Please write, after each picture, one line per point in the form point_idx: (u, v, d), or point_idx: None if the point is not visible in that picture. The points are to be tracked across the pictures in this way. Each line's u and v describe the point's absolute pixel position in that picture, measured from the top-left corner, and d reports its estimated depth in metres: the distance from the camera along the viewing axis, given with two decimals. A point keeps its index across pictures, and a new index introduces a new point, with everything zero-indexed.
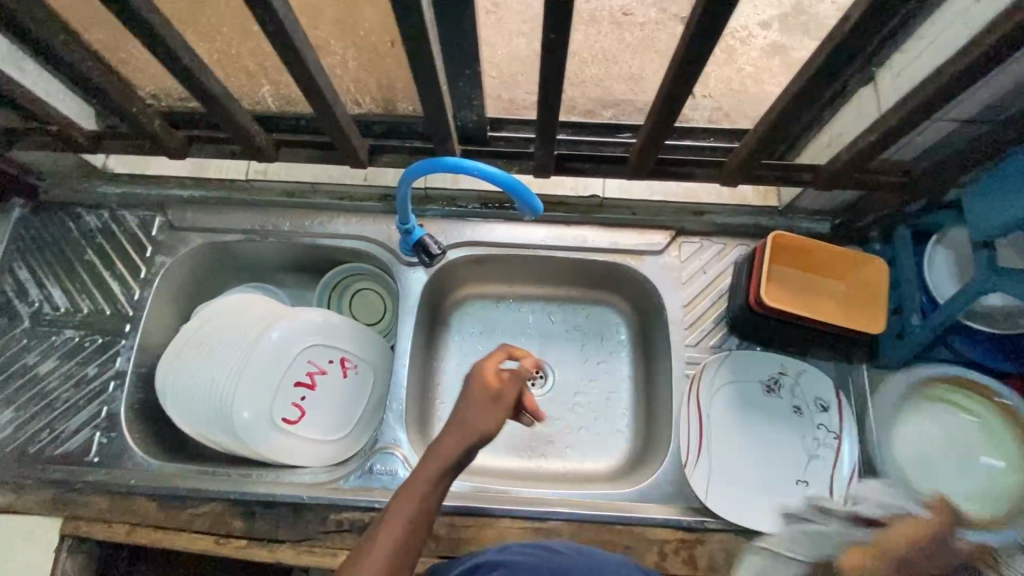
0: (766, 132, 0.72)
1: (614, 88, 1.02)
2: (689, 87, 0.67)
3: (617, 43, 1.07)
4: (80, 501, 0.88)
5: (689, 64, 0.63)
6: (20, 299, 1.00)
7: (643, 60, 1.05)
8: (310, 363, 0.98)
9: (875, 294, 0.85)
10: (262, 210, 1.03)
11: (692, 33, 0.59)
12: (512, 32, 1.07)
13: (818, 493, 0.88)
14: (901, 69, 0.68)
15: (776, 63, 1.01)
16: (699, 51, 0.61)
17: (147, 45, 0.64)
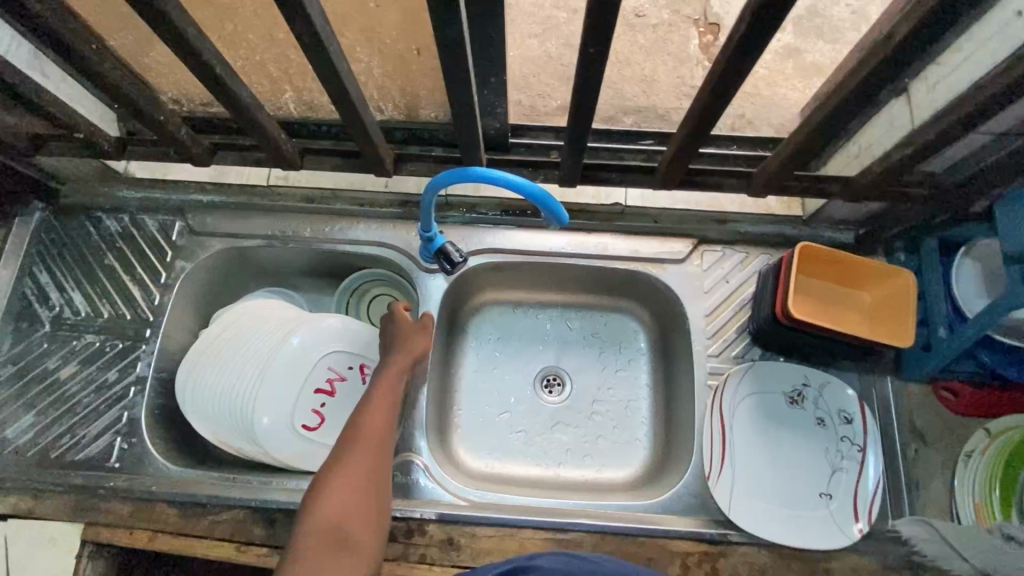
0: (798, 146, 0.71)
1: (626, 88, 1.09)
2: (725, 102, 0.66)
3: (631, 44, 1.13)
4: (102, 507, 0.89)
5: (727, 81, 0.62)
6: (41, 303, 1.00)
7: (656, 60, 1.12)
8: (330, 370, 0.97)
9: (903, 308, 0.83)
10: (282, 214, 1.03)
11: (733, 48, 0.58)
12: (524, 33, 1.15)
13: (842, 507, 0.87)
14: (937, 82, 0.67)
15: (787, 64, 1.07)
16: (736, 68, 0.60)
17: (179, 56, 0.63)
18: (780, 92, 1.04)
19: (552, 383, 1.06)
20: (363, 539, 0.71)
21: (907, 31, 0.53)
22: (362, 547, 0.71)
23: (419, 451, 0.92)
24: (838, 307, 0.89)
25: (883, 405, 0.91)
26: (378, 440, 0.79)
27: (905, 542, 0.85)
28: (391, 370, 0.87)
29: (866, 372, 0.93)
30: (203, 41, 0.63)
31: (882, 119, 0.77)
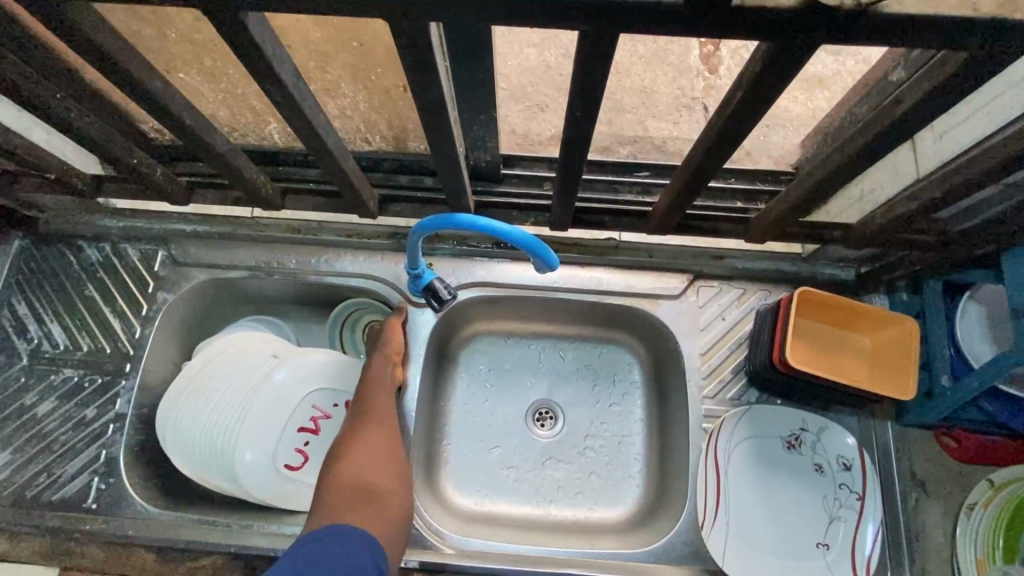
0: (798, 198, 0.68)
1: (625, 99, 1.05)
2: (721, 161, 0.63)
3: (630, 55, 1.09)
4: (77, 551, 0.86)
5: (722, 143, 0.60)
6: (18, 335, 0.98)
7: (655, 71, 1.08)
8: (314, 408, 0.95)
9: (907, 358, 0.80)
10: (267, 245, 1.00)
11: (726, 110, 0.55)
12: (522, 42, 1.10)
13: (839, 558, 0.84)
14: (943, 133, 0.65)
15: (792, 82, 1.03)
16: (731, 130, 0.57)
17: (150, 107, 0.60)
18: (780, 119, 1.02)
19: (544, 417, 1.03)
20: (385, 497, 0.74)
21: (913, 101, 0.50)
22: (387, 500, 0.74)
23: None
24: (837, 353, 0.86)
25: (882, 451, 0.89)
26: (383, 419, 0.84)
27: None
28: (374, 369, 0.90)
29: (866, 417, 0.91)
30: (174, 91, 0.61)
31: (886, 164, 0.74)
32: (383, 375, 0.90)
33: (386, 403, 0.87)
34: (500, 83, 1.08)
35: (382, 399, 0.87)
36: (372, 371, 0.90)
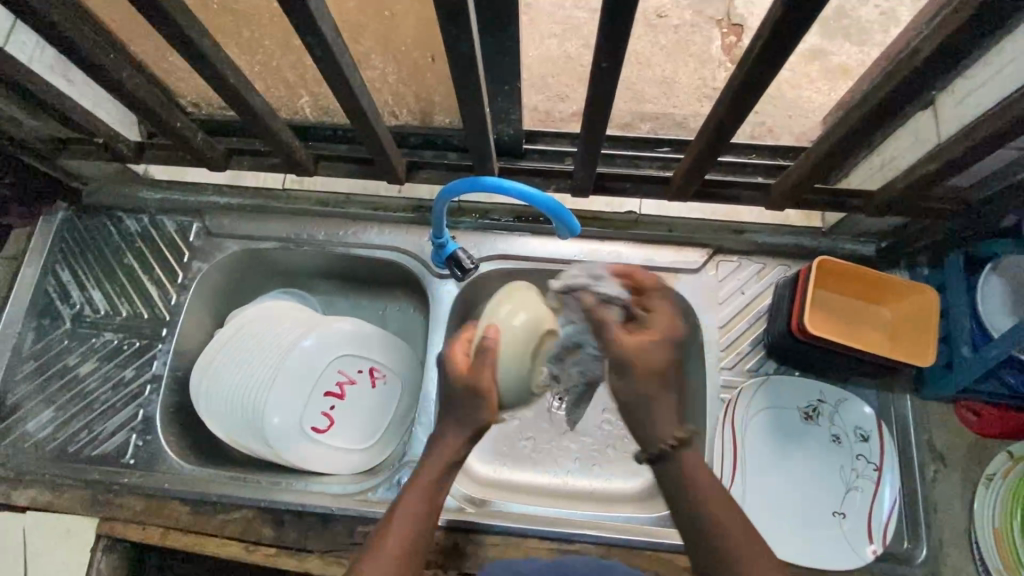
0: (819, 160, 0.69)
1: (647, 93, 1.06)
2: (741, 118, 0.65)
3: (652, 46, 1.11)
4: (116, 503, 0.91)
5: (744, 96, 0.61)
6: (62, 300, 1.03)
7: (677, 62, 1.10)
8: (340, 373, 0.98)
9: (925, 327, 0.81)
10: (297, 217, 1.04)
11: (746, 64, 0.58)
12: (545, 34, 1.13)
13: (855, 527, 0.85)
14: (965, 95, 0.65)
15: (816, 71, 1.05)
16: (750, 83, 0.59)
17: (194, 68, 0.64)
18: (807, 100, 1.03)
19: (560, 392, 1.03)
20: None
21: None
22: None
23: (425, 456, 0.92)
24: (858, 322, 0.87)
25: (901, 424, 0.89)
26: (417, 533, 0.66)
27: (921, 565, 0.82)
28: (434, 460, 0.70)
29: (886, 390, 0.91)
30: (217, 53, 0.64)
31: (907, 130, 0.75)
32: (446, 467, 0.70)
33: (435, 505, 0.69)
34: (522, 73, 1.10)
35: (425, 505, 0.68)
36: (435, 456, 0.70)
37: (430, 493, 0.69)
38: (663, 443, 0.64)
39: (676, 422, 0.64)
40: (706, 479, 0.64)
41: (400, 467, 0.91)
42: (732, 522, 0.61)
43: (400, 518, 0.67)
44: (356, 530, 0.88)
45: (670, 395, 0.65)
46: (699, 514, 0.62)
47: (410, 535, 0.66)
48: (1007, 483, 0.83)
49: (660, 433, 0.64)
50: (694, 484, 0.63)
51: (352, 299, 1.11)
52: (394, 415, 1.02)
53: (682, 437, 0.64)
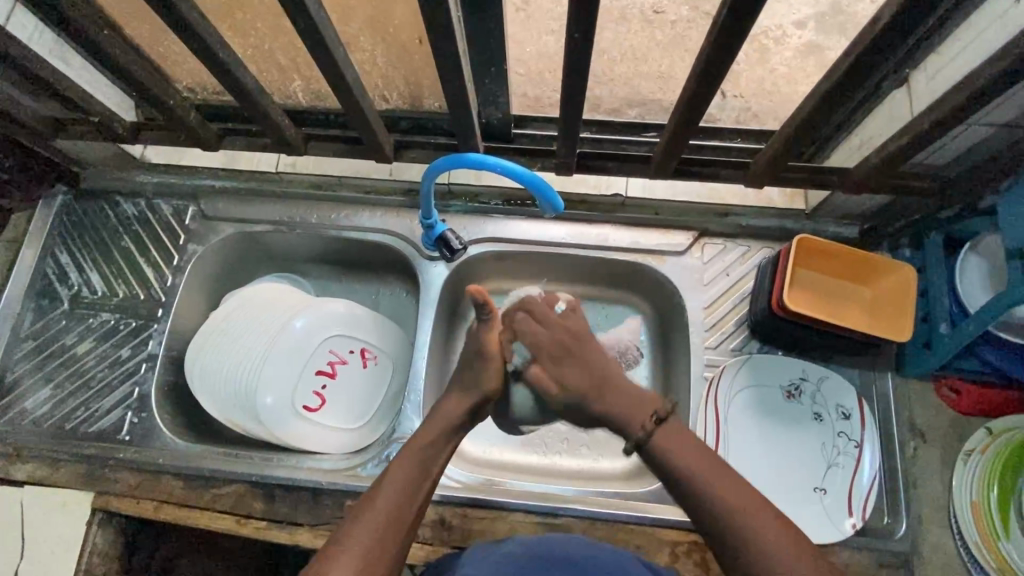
0: (798, 126, 0.73)
1: (643, 88, 1.06)
2: (714, 88, 0.70)
3: (648, 41, 1.08)
4: (112, 477, 0.93)
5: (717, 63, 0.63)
6: (60, 282, 1.05)
7: (674, 58, 1.07)
8: (332, 353, 1.00)
9: (903, 302, 0.83)
10: (290, 201, 1.06)
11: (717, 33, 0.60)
12: (541, 30, 1.08)
13: (836, 502, 0.86)
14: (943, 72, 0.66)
15: (811, 64, 1.06)
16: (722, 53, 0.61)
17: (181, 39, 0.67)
18: (799, 89, 1.04)
19: None
20: None
21: None
22: None
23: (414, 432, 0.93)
24: (839, 301, 0.89)
25: (882, 402, 0.90)
26: (417, 483, 0.70)
27: (899, 539, 0.84)
28: (432, 429, 0.75)
29: (868, 368, 0.92)
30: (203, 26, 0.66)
31: (884, 108, 0.78)
32: (446, 431, 0.75)
33: (437, 463, 0.73)
34: (516, 69, 1.07)
35: (427, 461, 0.72)
36: (435, 419, 0.76)
37: (430, 452, 0.73)
38: (637, 433, 0.70)
39: (645, 404, 0.72)
40: (684, 443, 0.68)
41: (389, 443, 0.93)
42: (701, 464, 0.66)
43: (402, 467, 0.71)
44: (345, 504, 0.90)
45: (618, 385, 0.74)
46: (671, 468, 0.67)
47: (406, 484, 0.69)
48: (984, 461, 0.84)
49: (632, 425, 0.71)
50: (667, 442, 0.69)
51: (345, 283, 1.12)
52: (385, 396, 1.03)
53: (659, 410, 0.70)
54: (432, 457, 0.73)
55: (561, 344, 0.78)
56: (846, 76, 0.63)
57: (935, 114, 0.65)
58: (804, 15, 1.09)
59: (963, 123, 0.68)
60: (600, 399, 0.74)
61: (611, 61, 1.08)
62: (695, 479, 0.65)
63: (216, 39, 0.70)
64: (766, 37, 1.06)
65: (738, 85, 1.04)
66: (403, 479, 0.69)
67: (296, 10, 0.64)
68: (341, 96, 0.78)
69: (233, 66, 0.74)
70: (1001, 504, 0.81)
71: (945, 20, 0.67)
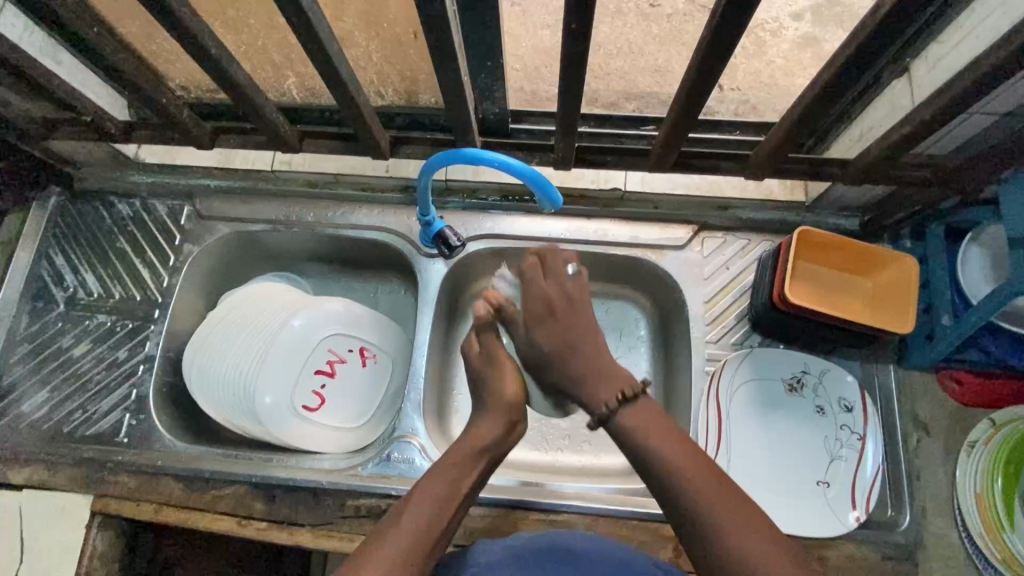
0: (798, 116, 0.72)
1: (639, 81, 1.05)
2: (711, 82, 0.70)
3: (644, 35, 1.09)
4: (110, 480, 0.92)
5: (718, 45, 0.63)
6: (56, 284, 1.04)
7: (670, 51, 1.08)
8: (331, 352, 0.99)
9: (906, 295, 0.83)
10: (288, 199, 1.05)
11: (718, 20, 0.60)
12: (537, 24, 1.10)
13: (839, 495, 0.85)
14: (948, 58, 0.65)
15: (808, 56, 1.05)
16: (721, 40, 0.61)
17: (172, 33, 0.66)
18: (797, 82, 1.03)
19: None
20: None
21: None
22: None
23: (416, 431, 0.93)
24: (841, 294, 0.89)
25: (884, 395, 0.90)
26: (440, 516, 0.66)
27: (903, 531, 0.83)
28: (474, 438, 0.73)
29: (869, 361, 0.92)
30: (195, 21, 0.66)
31: (884, 99, 0.77)
32: (476, 452, 0.72)
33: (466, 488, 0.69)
34: (513, 64, 1.06)
35: (452, 487, 0.68)
36: (464, 442, 0.73)
37: (456, 478, 0.69)
38: (603, 409, 0.72)
39: (622, 380, 0.73)
40: (658, 427, 0.68)
41: (390, 442, 0.92)
42: (713, 497, 0.61)
43: (428, 498, 0.67)
44: (346, 504, 0.89)
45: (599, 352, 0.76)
46: (673, 488, 0.64)
47: (446, 495, 0.68)
48: (988, 452, 0.84)
49: (597, 400, 0.72)
50: (659, 454, 0.66)
51: (344, 281, 1.11)
52: (385, 395, 1.02)
53: (626, 389, 0.72)
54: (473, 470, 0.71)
55: (568, 295, 0.78)
56: (848, 63, 0.62)
57: (938, 103, 0.65)
58: (802, 7, 1.08)
59: (965, 112, 0.68)
60: (575, 362, 0.75)
61: (608, 57, 1.07)
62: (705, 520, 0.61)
63: (207, 35, 0.69)
64: (762, 29, 1.07)
65: (736, 77, 1.04)
66: (425, 513, 0.65)
67: (289, 4, 0.63)
68: (335, 91, 0.78)
69: (225, 62, 0.73)
70: (1005, 498, 0.81)
71: (947, 7, 0.66)
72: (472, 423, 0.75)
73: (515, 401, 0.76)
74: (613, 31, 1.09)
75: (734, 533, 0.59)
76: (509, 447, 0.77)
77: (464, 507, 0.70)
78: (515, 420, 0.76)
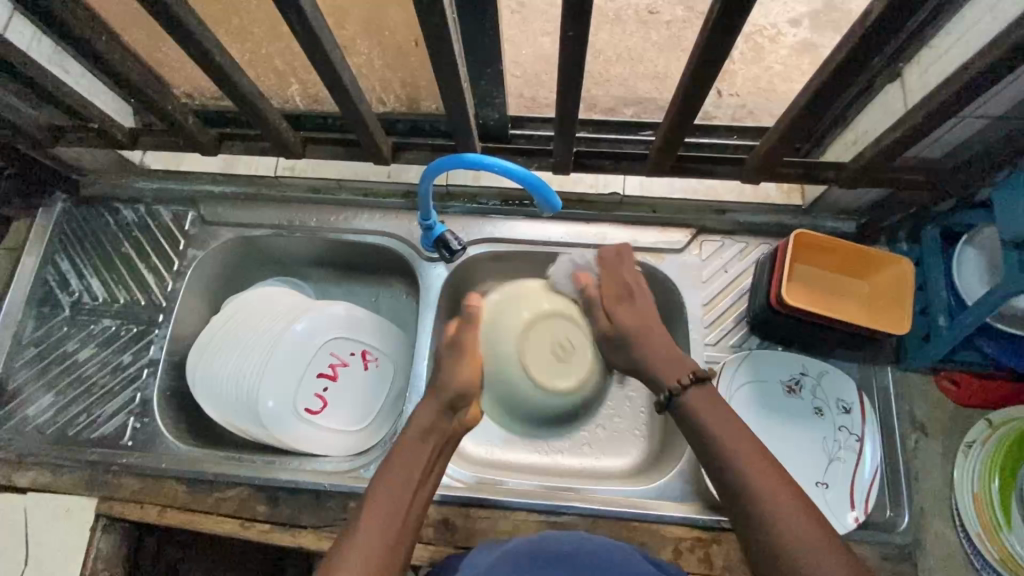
0: (792, 121, 0.74)
1: (639, 87, 1.06)
2: (706, 87, 0.71)
3: (644, 42, 1.11)
4: (114, 483, 0.93)
5: (711, 49, 0.64)
6: (61, 289, 1.05)
7: (669, 58, 1.09)
8: (333, 355, 1.00)
9: (902, 297, 0.84)
10: (290, 204, 1.06)
11: (711, 25, 0.61)
12: (538, 32, 1.11)
13: (838, 496, 0.86)
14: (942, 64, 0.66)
15: (805, 62, 1.06)
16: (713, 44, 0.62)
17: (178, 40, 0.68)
18: (795, 87, 1.04)
19: None
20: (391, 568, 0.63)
21: None
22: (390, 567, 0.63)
23: None
24: (839, 297, 0.89)
25: (882, 395, 0.91)
26: (404, 493, 0.70)
27: (902, 532, 0.84)
28: (425, 409, 0.80)
29: (868, 361, 0.92)
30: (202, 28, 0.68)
31: (878, 103, 0.79)
32: (423, 434, 0.77)
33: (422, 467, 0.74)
34: (513, 72, 1.08)
35: (415, 460, 0.74)
36: (410, 428, 0.78)
37: (410, 458, 0.74)
38: (670, 387, 0.76)
39: (684, 367, 0.77)
40: (710, 409, 0.72)
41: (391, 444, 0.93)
42: (767, 483, 0.64)
43: (392, 480, 0.71)
44: (349, 505, 0.90)
45: (660, 344, 0.82)
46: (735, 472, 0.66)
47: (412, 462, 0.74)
48: (985, 451, 0.84)
49: (667, 381, 0.77)
50: (717, 435, 0.70)
51: (346, 285, 1.13)
52: (386, 398, 1.03)
53: (698, 370, 0.75)
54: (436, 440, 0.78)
55: (628, 284, 0.89)
56: (840, 66, 0.64)
57: (929, 106, 0.66)
58: (799, 14, 1.10)
59: (957, 116, 0.69)
60: (642, 345, 0.83)
61: (608, 64, 1.09)
62: (764, 517, 0.62)
63: (213, 42, 0.71)
64: (759, 36, 1.09)
65: (734, 83, 1.05)
66: (393, 490, 0.70)
67: (293, 13, 0.64)
68: (338, 97, 0.79)
69: (231, 69, 0.75)
70: (1003, 497, 0.81)
71: (938, 13, 0.67)
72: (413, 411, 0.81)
73: (466, 390, 0.82)
74: (613, 39, 1.11)
75: (781, 509, 0.62)
76: (460, 431, 0.82)
77: (429, 488, 0.74)
78: (458, 405, 0.81)
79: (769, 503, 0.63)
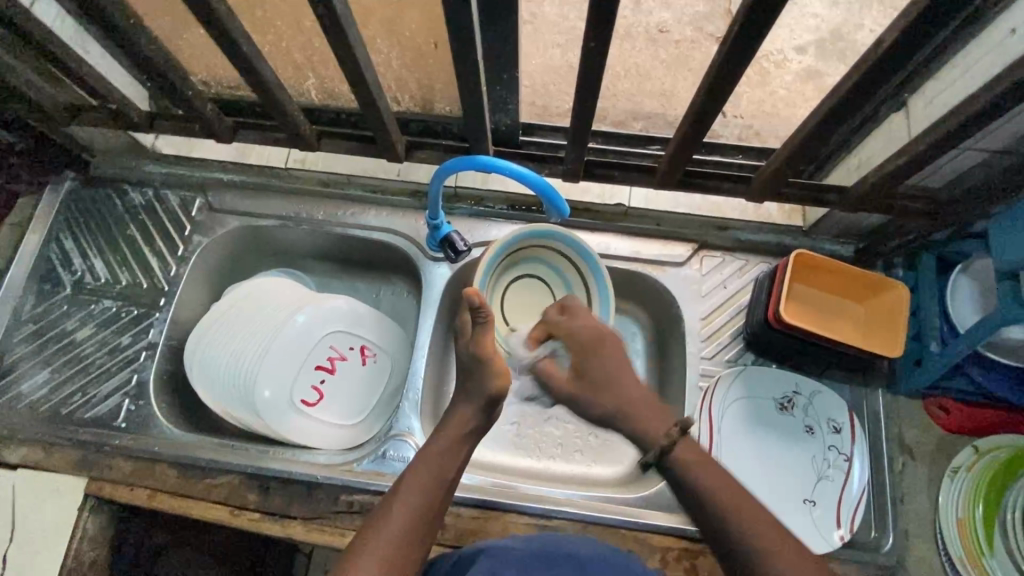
0: (798, 144, 0.76)
1: (646, 103, 1.07)
2: (718, 106, 0.73)
3: (652, 59, 1.13)
4: (106, 464, 0.93)
5: (726, 69, 0.66)
6: (64, 267, 1.05)
7: (676, 76, 1.11)
8: (332, 348, 1.00)
9: (894, 319, 0.86)
10: (299, 196, 1.07)
11: (731, 45, 0.63)
12: (548, 43, 1.13)
13: (824, 514, 0.87)
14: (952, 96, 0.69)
15: (810, 88, 1.09)
16: (730, 60, 0.65)
17: (208, 26, 0.70)
18: (798, 112, 1.07)
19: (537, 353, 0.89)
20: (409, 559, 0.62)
21: None
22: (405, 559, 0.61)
23: (412, 431, 0.94)
24: (834, 318, 0.91)
25: (872, 417, 0.92)
26: (433, 500, 0.67)
27: (885, 553, 0.85)
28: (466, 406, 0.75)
29: (860, 385, 0.94)
30: (231, 16, 0.70)
31: (882, 131, 0.81)
32: (458, 441, 0.72)
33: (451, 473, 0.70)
34: (524, 81, 1.10)
35: (440, 470, 0.69)
36: (446, 435, 0.72)
37: (439, 468, 0.69)
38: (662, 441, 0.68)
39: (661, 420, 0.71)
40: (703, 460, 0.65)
41: (386, 440, 0.94)
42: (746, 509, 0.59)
43: (416, 486, 0.67)
44: (341, 499, 0.90)
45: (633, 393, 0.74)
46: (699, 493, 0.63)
47: (440, 465, 0.70)
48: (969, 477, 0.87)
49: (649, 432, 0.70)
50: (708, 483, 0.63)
51: (347, 281, 1.13)
52: (382, 395, 1.03)
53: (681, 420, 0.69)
54: (463, 448, 0.72)
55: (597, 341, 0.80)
56: (849, 94, 0.66)
57: (934, 136, 0.68)
58: (805, 41, 1.12)
59: (957, 147, 0.71)
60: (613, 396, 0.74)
61: (617, 78, 1.11)
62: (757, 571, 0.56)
63: (240, 33, 0.72)
64: (767, 60, 1.11)
65: (740, 104, 1.07)
66: (420, 497, 0.66)
67: (324, 11, 0.67)
68: (356, 92, 0.81)
69: (255, 59, 0.76)
70: (985, 521, 0.83)
71: (945, 48, 0.70)
72: (454, 407, 0.76)
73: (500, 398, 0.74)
74: (623, 54, 1.13)
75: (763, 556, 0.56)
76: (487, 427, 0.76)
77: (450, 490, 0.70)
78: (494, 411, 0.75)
79: (737, 534, 0.58)
